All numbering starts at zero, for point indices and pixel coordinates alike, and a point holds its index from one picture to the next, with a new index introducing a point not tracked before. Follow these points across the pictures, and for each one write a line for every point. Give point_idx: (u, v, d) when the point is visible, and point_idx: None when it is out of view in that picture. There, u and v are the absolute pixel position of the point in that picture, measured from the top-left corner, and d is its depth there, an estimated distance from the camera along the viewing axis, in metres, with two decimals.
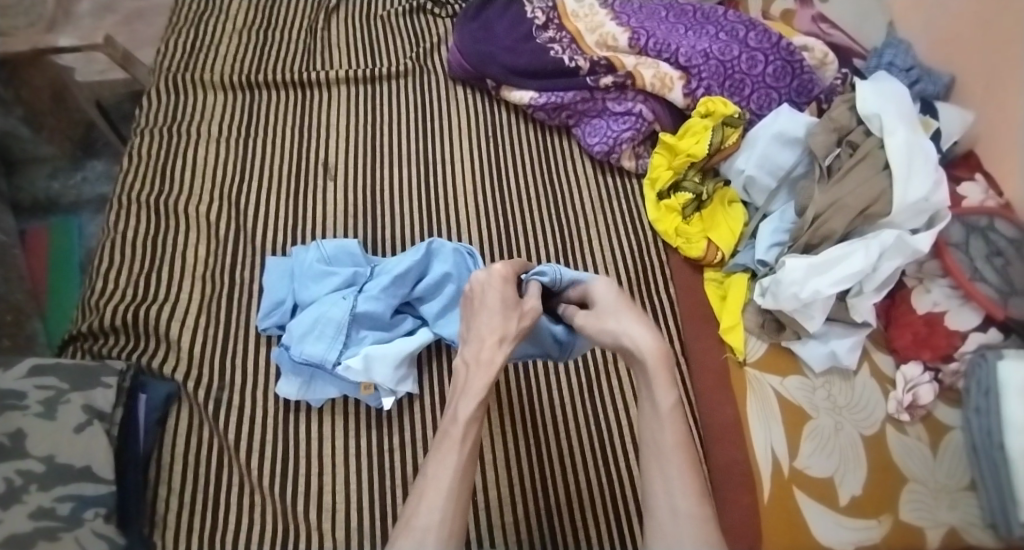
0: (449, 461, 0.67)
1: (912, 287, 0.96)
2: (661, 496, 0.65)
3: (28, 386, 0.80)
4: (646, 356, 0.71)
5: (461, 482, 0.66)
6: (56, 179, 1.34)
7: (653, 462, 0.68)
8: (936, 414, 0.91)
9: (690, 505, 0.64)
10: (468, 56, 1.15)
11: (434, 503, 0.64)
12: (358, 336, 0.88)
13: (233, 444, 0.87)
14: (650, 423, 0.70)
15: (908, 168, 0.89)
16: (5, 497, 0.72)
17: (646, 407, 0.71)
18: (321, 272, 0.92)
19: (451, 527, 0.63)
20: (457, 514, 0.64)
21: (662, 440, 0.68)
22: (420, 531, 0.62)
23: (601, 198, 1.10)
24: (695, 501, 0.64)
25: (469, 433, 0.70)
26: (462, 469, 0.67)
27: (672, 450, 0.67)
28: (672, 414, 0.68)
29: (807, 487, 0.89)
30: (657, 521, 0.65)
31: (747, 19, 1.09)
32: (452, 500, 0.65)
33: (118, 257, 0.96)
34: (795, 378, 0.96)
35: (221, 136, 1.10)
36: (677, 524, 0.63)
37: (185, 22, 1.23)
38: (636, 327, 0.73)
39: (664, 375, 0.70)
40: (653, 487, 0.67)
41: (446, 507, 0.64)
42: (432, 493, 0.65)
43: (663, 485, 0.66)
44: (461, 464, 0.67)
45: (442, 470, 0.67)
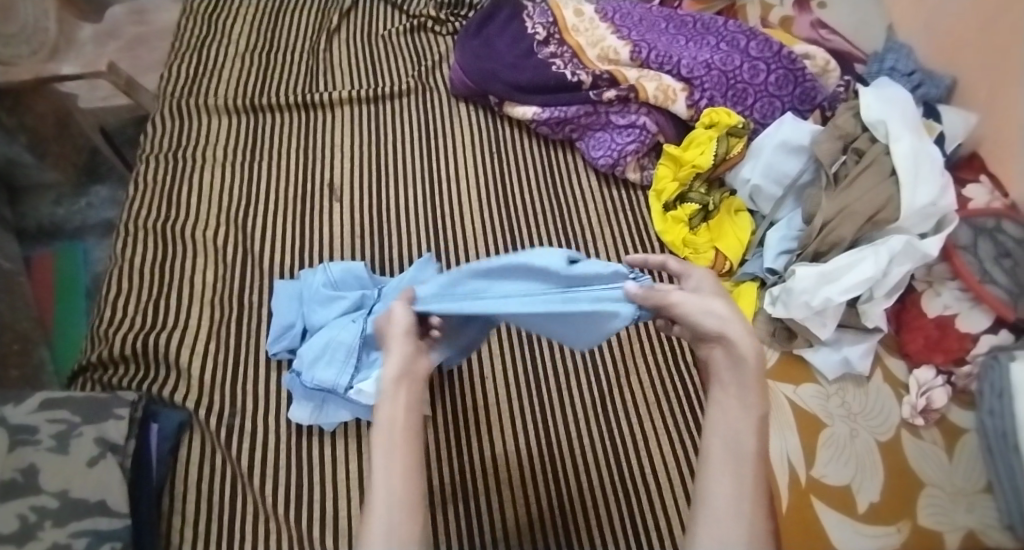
0: (383, 462, 0.59)
1: (921, 291, 0.96)
2: (723, 497, 0.58)
3: (39, 420, 0.79)
4: (744, 352, 0.61)
5: (403, 479, 0.59)
6: (61, 205, 1.36)
7: (720, 463, 0.60)
8: (951, 419, 0.87)
9: (755, 514, 0.57)
10: (470, 73, 1.16)
11: (378, 508, 0.57)
12: (369, 359, 0.85)
13: (246, 471, 0.86)
14: (720, 423, 0.62)
15: (915, 173, 0.89)
16: (21, 534, 0.71)
17: (725, 406, 0.62)
18: (326, 297, 0.91)
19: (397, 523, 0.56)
20: (403, 519, 0.56)
21: (740, 445, 0.60)
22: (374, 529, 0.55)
23: (607, 210, 1.10)
24: (761, 513, 0.57)
25: (400, 428, 0.62)
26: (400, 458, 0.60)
27: (750, 461, 0.59)
28: (756, 425, 0.60)
29: (825, 495, 0.90)
30: (707, 522, 0.57)
31: (746, 29, 1.10)
32: (398, 506, 0.57)
33: (125, 284, 0.96)
34: (808, 386, 0.98)
35: (225, 160, 1.10)
36: (731, 533, 0.56)
37: (186, 47, 1.23)
38: (733, 318, 0.63)
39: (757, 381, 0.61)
40: (712, 488, 0.59)
41: (389, 509, 0.56)
42: (375, 498, 0.57)
43: (728, 485, 0.58)
44: (398, 464, 0.59)
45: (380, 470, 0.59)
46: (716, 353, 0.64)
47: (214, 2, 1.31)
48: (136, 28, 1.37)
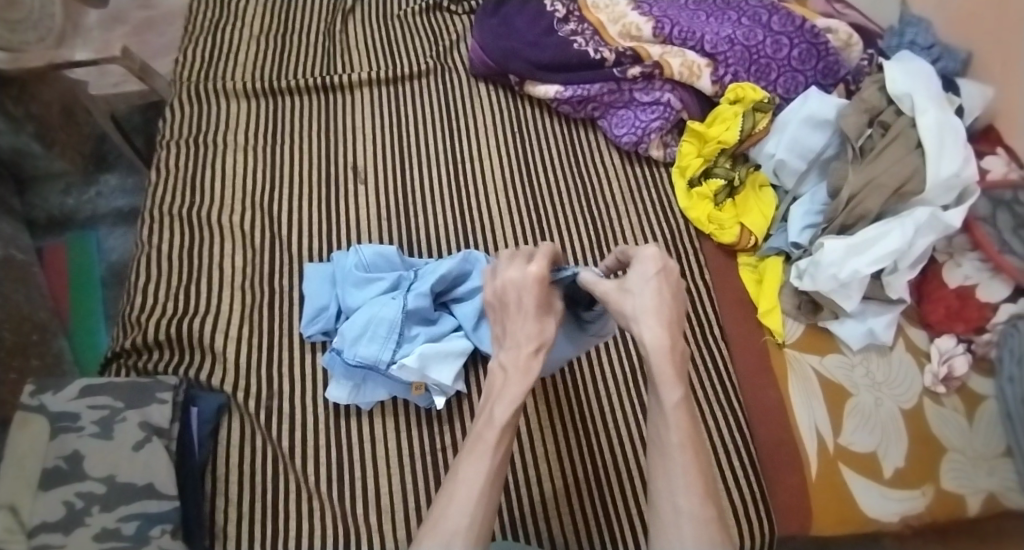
0: (481, 466, 0.64)
1: (942, 262, 0.92)
2: (663, 493, 0.62)
3: (80, 407, 0.78)
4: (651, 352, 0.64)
5: (490, 488, 0.63)
6: (70, 194, 1.33)
7: (659, 460, 0.63)
8: (971, 384, 0.89)
9: (696, 508, 0.60)
10: (490, 52, 1.16)
11: (463, 510, 0.62)
12: (411, 334, 0.88)
13: (287, 452, 0.86)
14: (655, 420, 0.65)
15: (939, 144, 0.89)
16: (68, 521, 0.71)
17: (652, 403, 0.66)
18: (364, 277, 0.91)
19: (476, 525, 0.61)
20: (487, 517, 0.62)
21: (666, 438, 0.63)
22: (446, 533, 0.60)
23: (630, 187, 1.11)
24: (699, 501, 0.60)
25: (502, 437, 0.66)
26: (494, 473, 0.64)
27: (680, 452, 0.62)
28: (685, 416, 0.63)
29: (852, 462, 0.88)
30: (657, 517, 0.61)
31: (769, 3, 1.11)
32: (483, 506, 0.62)
33: (155, 271, 0.96)
34: (833, 356, 0.95)
35: (247, 145, 1.10)
36: (677, 522, 0.60)
37: (200, 31, 1.23)
38: (659, 316, 0.65)
39: (673, 371, 0.64)
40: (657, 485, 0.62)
41: (475, 511, 0.61)
42: (460, 498, 0.62)
43: (663, 482, 0.62)
44: (492, 467, 0.64)
45: (473, 475, 0.63)
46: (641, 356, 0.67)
47: None
48: (143, 12, 1.37)
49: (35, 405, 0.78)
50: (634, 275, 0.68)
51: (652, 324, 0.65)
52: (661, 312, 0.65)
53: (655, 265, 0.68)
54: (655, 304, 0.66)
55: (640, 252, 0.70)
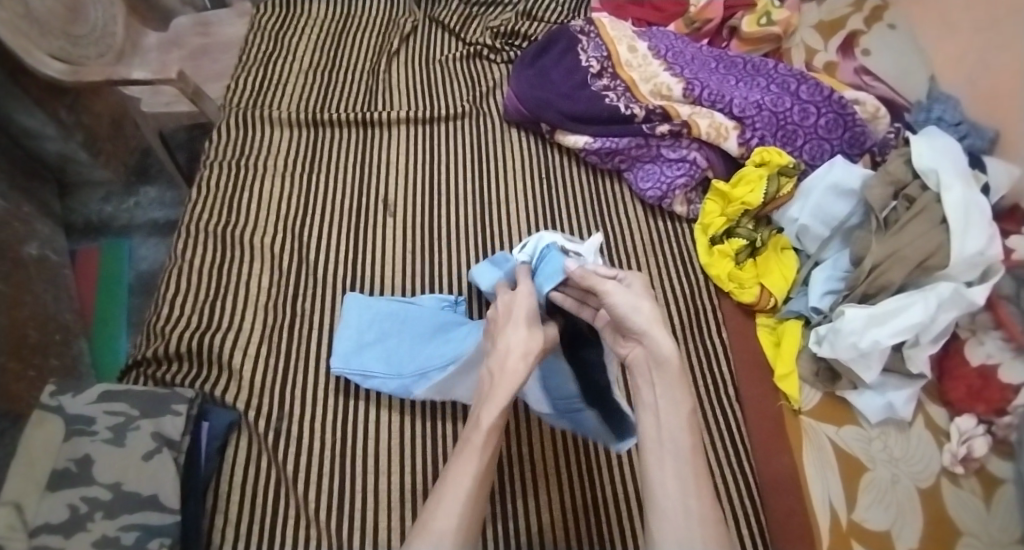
0: (471, 468, 0.68)
1: (964, 338, 0.90)
2: (670, 491, 0.66)
3: (97, 412, 0.80)
4: (666, 357, 0.70)
5: (478, 490, 0.67)
6: (109, 202, 1.39)
7: (654, 458, 0.69)
8: (989, 467, 0.85)
9: (703, 511, 0.65)
10: (525, 101, 1.21)
11: (448, 507, 0.66)
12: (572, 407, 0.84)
13: (290, 475, 0.86)
14: (659, 417, 0.70)
15: (964, 220, 0.88)
16: (71, 524, 0.72)
17: (657, 403, 0.71)
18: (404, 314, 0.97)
19: (462, 529, 0.64)
20: (469, 520, 0.66)
21: (677, 442, 0.68)
22: (435, 534, 0.63)
23: (652, 240, 1.12)
24: (708, 504, 0.66)
25: (485, 442, 0.70)
26: (481, 476, 0.68)
27: (688, 450, 0.68)
28: (688, 418, 0.69)
29: (865, 540, 0.84)
30: (656, 510, 0.66)
31: (797, 72, 1.15)
32: (471, 510, 0.66)
33: (184, 284, 0.99)
34: (851, 428, 0.93)
35: (284, 171, 1.15)
36: (685, 521, 0.65)
37: (253, 61, 1.29)
38: (654, 317, 0.72)
39: (681, 378, 0.71)
40: (653, 480, 0.68)
41: (460, 513, 0.65)
42: (444, 498, 0.66)
43: (675, 484, 0.66)
44: (482, 474, 0.68)
45: (462, 476, 0.68)
46: (639, 355, 0.73)
47: (280, 21, 1.38)
48: (201, 39, 1.41)
49: (54, 406, 0.80)
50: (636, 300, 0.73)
51: (652, 329, 0.71)
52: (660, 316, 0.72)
53: (641, 283, 0.76)
54: (655, 314, 0.72)
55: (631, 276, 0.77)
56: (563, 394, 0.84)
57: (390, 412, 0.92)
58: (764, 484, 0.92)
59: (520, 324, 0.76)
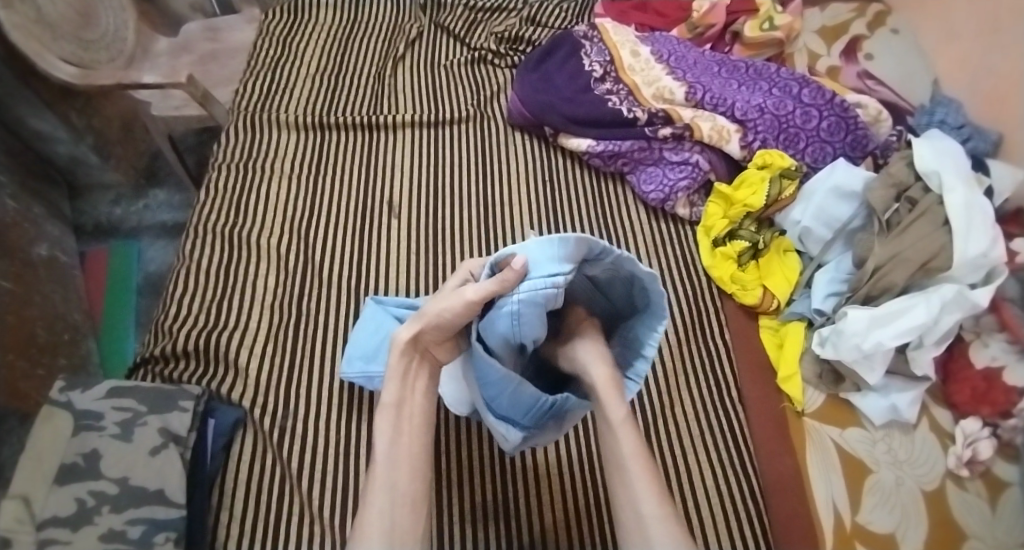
0: (381, 452, 0.70)
1: (968, 341, 0.89)
2: (625, 500, 0.69)
3: (105, 407, 0.81)
4: (595, 382, 0.73)
5: (398, 471, 0.69)
6: (119, 205, 1.41)
7: (616, 478, 0.71)
8: (995, 470, 0.84)
9: (658, 510, 0.68)
10: (529, 105, 1.22)
11: (375, 500, 0.68)
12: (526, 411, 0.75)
13: (294, 473, 0.87)
14: (605, 435, 0.73)
15: (967, 222, 0.87)
16: (78, 517, 0.73)
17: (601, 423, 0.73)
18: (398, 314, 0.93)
19: (393, 520, 0.67)
20: (401, 504, 0.68)
21: (619, 452, 0.71)
22: (365, 527, 0.66)
23: (655, 241, 1.13)
24: (660, 503, 0.68)
25: (396, 419, 0.72)
26: (398, 457, 0.70)
27: (631, 459, 0.70)
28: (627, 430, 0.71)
29: (869, 542, 0.83)
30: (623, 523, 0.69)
31: (799, 76, 1.16)
32: (397, 495, 0.68)
33: (191, 283, 1.00)
34: (855, 430, 0.92)
35: (291, 173, 1.16)
36: (644, 526, 0.67)
37: (262, 66, 1.31)
38: (599, 353, 0.74)
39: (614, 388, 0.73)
40: (620, 500, 0.70)
41: (384, 500, 0.67)
42: (372, 487, 0.68)
43: (625, 491, 0.69)
44: (392, 457, 0.70)
45: (381, 460, 0.70)
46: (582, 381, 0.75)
47: (289, 27, 1.40)
48: (211, 45, 1.43)
49: (63, 401, 0.81)
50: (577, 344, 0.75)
51: (599, 365, 0.74)
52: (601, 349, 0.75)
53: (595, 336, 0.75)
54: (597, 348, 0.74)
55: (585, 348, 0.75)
56: (522, 406, 0.74)
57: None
58: (768, 486, 0.91)
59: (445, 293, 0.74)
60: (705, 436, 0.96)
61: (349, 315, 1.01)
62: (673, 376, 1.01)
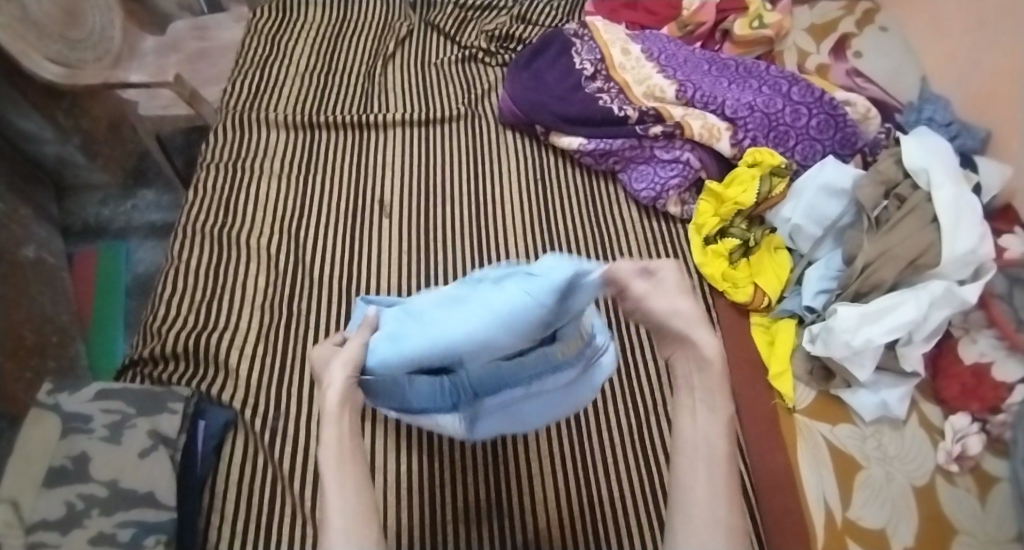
0: (328, 454, 0.62)
1: (957, 337, 0.90)
2: (695, 490, 0.60)
3: (94, 410, 0.80)
4: (711, 358, 0.63)
5: (349, 466, 0.62)
6: (106, 205, 1.40)
7: (686, 465, 0.62)
8: (984, 464, 0.85)
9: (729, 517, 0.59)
10: (520, 104, 1.22)
11: (340, 502, 0.60)
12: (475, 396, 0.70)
13: (286, 474, 0.86)
14: (689, 416, 0.64)
15: (955, 219, 0.88)
16: (66, 521, 0.72)
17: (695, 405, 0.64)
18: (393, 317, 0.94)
19: (355, 520, 0.59)
20: (362, 505, 0.60)
21: (710, 439, 0.62)
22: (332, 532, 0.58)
23: (646, 240, 1.13)
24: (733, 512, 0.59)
25: (340, 415, 0.64)
26: (345, 452, 0.62)
27: (710, 453, 0.61)
28: (728, 423, 0.63)
29: (861, 538, 0.84)
30: (681, 510, 0.60)
31: (789, 75, 1.16)
32: (356, 491, 0.61)
33: (180, 283, 1.00)
34: (845, 427, 0.92)
35: (281, 173, 1.15)
36: (712, 524, 0.58)
37: (250, 65, 1.31)
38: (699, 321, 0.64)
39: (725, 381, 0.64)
40: (682, 482, 0.61)
41: (347, 499, 0.60)
42: (328, 493, 0.60)
43: (701, 479, 0.60)
44: (341, 456, 0.62)
45: (329, 460, 0.62)
46: (682, 353, 0.65)
47: (277, 26, 1.39)
48: (199, 44, 1.42)
49: (51, 404, 0.80)
50: (660, 277, 0.64)
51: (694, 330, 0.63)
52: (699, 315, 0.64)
53: (678, 275, 0.65)
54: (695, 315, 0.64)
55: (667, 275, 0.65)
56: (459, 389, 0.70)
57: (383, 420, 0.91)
58: (760, 486, 0.91)
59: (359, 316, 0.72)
60: None
61: (339, 315, 1.00)
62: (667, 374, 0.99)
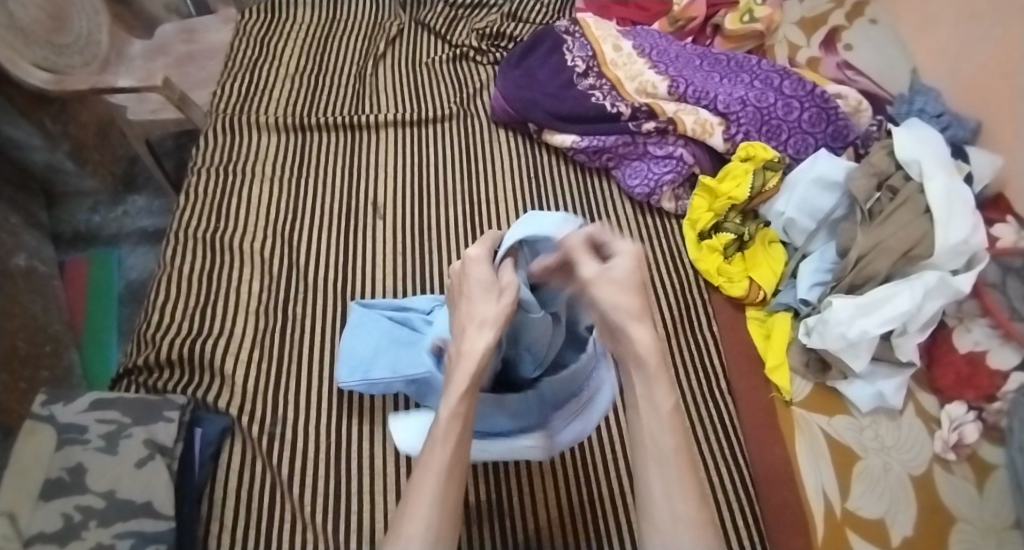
0: (436, 464, 0.61)
1: (952, 326, 0.90)
2: (652, 491, 0.58)
3: (89, 420, 0.79)
4: (644, 354, 0.61)
5: (450, 483, 0.61)
6: (97, 212, 1.39)
7: (646, 466, 0.60)
8: (981, 453, 0.85)
9: (692, 511, 0.57)
10: (512, 102, 1.22)
11: (420, 511, 0.59)
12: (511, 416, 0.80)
13: (285, 479, 0.86)
14: (638, 420, 0.61)
15: (947, 210, 0.88)
16: (64, 533, 0.71)
17: (639, 405, 0.61)
18: (383, 326, 0.93)
19: (437, 535, 0.58)
20: (446, 521, 0.59)
21: (659, 442, 0.59)
22: (406, 536, 0.58)
23: (642, 236, 1.13)
24: (696, 504, 0.57)
25: (456, 433, 0.63)
26: (452, 469, 0.62)
27: (670, 453, 0.59)
28: (672, 418, 0.60)
29: (860, 528, 0.84)
30: (647, 513, 0.58)
31: (780, 68, 1.16)
32: (445, 510, 0.60)
33: (174, 290, 0.99)
34: (842, 418, 0.93)
35: (273, 175, 1.15)
36: (672, 521, 0.56)
37: (239, 68, 1.29)
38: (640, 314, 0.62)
39: (664, 374, 0.61)
40: (644, 482, 0.59)
41: (432, 514, 0.59)
42: (418, 500, 0.60)
43: (655, 479, 0.58)
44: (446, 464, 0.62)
45: (430, 471, 0.61)
46: (622, 352, 0.63)
47: (266, 27, 1.38)
48: (187, 47, 1.41)
49: (45, 415, 0.79)
50: (612, 268, 0.63)
51: (631, 322, 0.61)
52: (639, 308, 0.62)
53: (632, 264, 0.63)
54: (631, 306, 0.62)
55: (622, 250, 0.64)
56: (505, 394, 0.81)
57: (383, 428, 0.91)
58: (758, 478, 0.91)
59: (476, 296, 0.67)
60: (695, 428, 0.96)
61: (335, 319, 1.00)
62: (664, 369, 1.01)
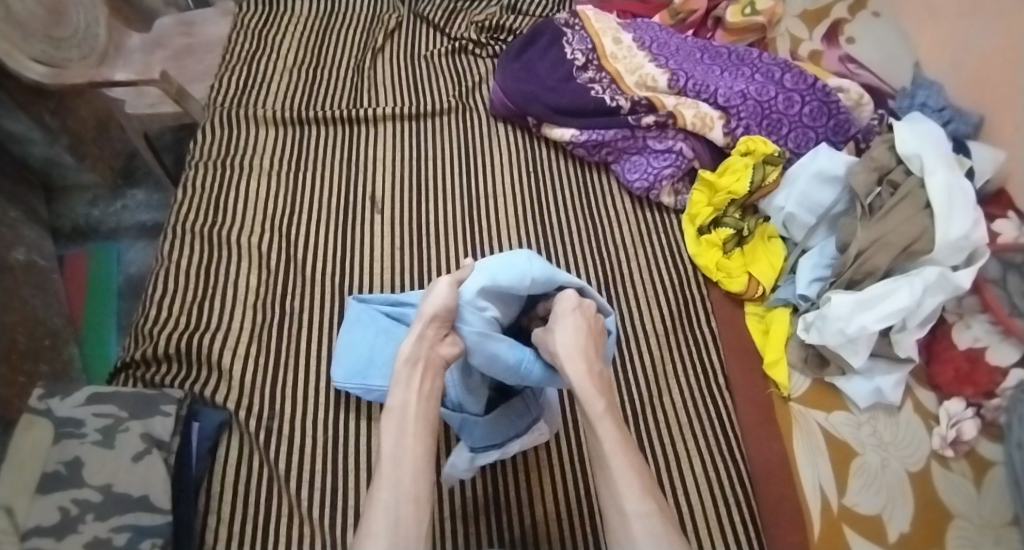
0: (388, 453, 0.68)
1: (951, 322, 0.90)
2: (611, 497, 0.67)
3: (85, 414, 0.80)
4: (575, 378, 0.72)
5: (404, 471, 0.67)
6: (96, 206, 1.38)
7: (605, 483, 0.69)
8: (979, 449, 0.85)
9: (646, 508, 0.66)
10: (511, 95, 1.21)
11: (382, 496, 0.66)
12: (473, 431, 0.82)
13: (283, 473, 0.86)
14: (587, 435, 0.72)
15: (948, 205, 0.88)
16: (61, 526, 0.71)
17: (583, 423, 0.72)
18: (385, 325, 0.92)
19: (398, 519, 0.64)
20: (405, 503, 0.65)
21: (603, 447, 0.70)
22: (374, 529, 0.63)
23: (641, 231, 1.13)
24: (647, 500, 0.66)
25: (402, 419, 0.70)
26: (402, 456, 0.68)
27: (614, 454, 0.69)
28: (608, 423, 0.70)
29: (856, 524, 0.84)
30: (614, 526, 0.67)
31: (782, 61, 1.15)
32: (402, 492, 0.66)
33: (171, 285, 0.99)
34: (840, 413, 0.92)
35: (270, 169, 1.14)
36: (632, 524, 0.65)
37: (237, 61, 1.29)
38: (576, 353, 0.72)
39: (597, 392, 0.72)
40: (604, 495, 0.68)
41: (391, 500, 0.65)
42: (378, 488, 0.66)
43: (609, 485, 0.68)
44: (397, 453, 0.68)
45: (387, 462, 0.68)
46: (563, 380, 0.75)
47: (265, 20, 1.38)
48: (185, 39, 1.40)
49: (42, 409, 0.80)
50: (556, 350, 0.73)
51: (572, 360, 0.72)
52: (581, 345, 0.73)
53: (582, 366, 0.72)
54: (575, 343, 0.73)
55: (562, 346, 0.73)
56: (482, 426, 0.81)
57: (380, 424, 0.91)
58: (756, 475, 0.91)
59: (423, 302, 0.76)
60: (693, 426, 0.96)
61: (333, 313, 1.00)
62: (659, 364, 1.01)
